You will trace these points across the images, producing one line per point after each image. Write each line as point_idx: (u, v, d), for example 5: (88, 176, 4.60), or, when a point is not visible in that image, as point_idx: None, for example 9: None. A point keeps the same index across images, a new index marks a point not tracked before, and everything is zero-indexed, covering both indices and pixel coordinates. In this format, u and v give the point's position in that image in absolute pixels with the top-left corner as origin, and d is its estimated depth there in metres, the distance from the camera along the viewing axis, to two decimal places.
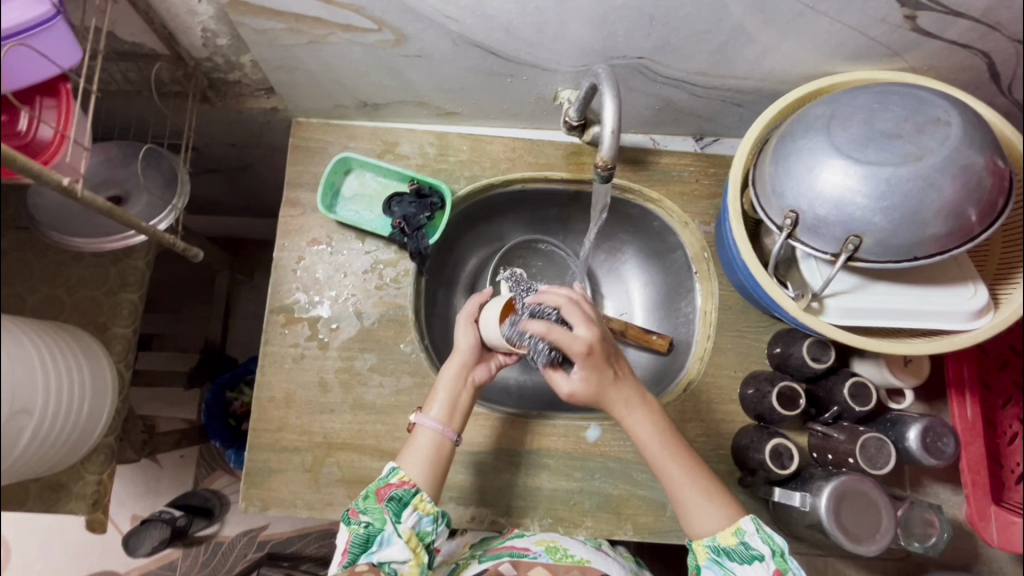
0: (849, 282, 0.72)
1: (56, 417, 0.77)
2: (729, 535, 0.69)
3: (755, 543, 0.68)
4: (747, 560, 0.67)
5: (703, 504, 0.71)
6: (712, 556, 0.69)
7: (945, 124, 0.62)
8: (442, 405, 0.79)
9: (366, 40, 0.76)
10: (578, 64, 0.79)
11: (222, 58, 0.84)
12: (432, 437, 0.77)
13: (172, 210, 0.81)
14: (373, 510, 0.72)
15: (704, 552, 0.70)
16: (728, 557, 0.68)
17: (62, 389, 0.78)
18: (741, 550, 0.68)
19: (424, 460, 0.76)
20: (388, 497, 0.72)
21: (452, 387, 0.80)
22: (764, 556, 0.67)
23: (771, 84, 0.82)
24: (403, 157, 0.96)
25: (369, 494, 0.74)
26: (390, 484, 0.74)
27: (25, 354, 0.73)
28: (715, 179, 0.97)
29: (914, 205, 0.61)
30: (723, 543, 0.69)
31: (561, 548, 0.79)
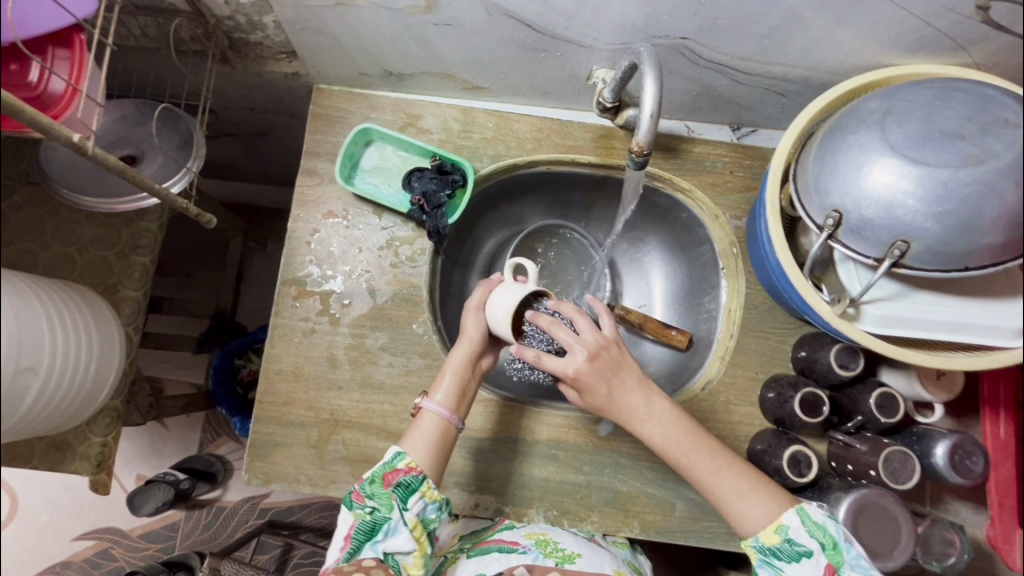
0: (890, 289, 0.68)
1: (62, 378, 0.76)
2: (773, 533, 0.69)
3: (800, 538, 0.68)
4: (794, 557, 0.68)
5: (744, 497, 0.71)
6: (761, 556, 0.70)
7: (1014, 125, 0.56)
8: (449, 391, 0.76)
9: (396, 5, 0.72)
10: (616, 41, 0.74)
11: (244, 18, 0.81)
12: (436, 423, 0.75)
13: (187, 172, 0.79)
14: (379, 495, 0.71)
15: (754, 553, 0.70)
16: (775, 557, 0.69)
17: (70, 349, 0.77)
18: (787, 548, 0.68)
19: (428, 446, 0.74)
20: (395, 484, 0.71)
21: (459, 373, 0.77)
22: (811, 551, 0.68)
23: (820, 74, 0.78)
24: (426, 131, 0.92)
25: (374, 478, 0.73)
26: (397, 469, 0.72)
27: (32, 314, 0.71)
28: (750, 172, 0.93)
29: (971, 211, 0.57)
30: (767, 543, 0.69)
31: (550, 542, 0.82)
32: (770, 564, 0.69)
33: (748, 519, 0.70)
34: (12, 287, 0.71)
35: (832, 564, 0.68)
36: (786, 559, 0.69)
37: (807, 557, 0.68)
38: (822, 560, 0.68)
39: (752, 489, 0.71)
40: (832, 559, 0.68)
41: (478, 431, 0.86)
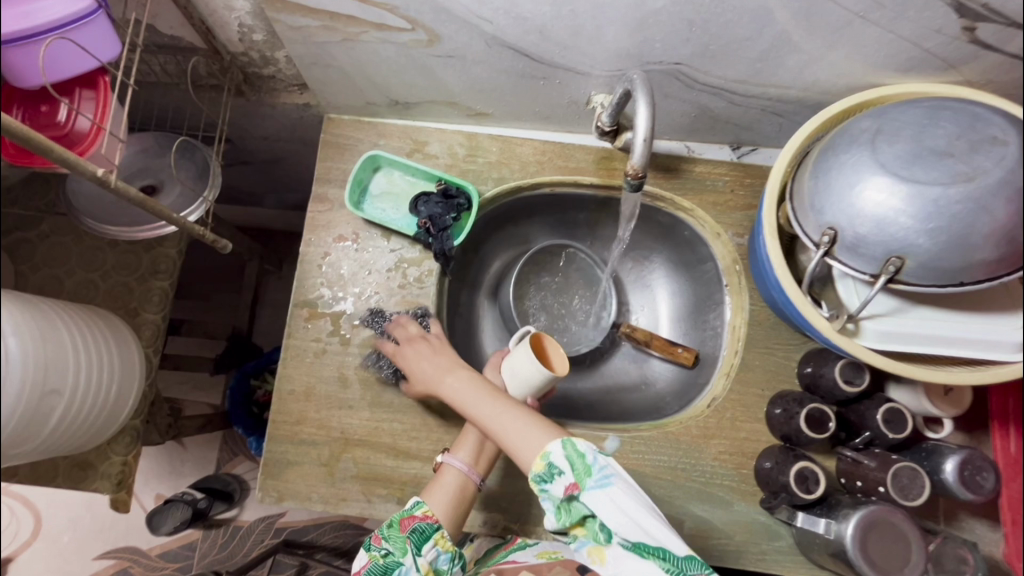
0: (889, 304, 0.69)
1: (84, 400, 0.79)
2: (539, 460, 0.70)
3: (557, 460, 0.69)
4: (551, 478, 0.69)
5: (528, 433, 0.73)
6: (540, 487, 0.70)
7: (1002, 143, 0.57)
8: (469, 448, 0.79)
9: (400, 39, 0.75)
10: (612, 68, 0.77)
11: (257, 53, 0.85)
12: (457, 479, 0.77)
13: (203, 202, 0.82)
14: (395, 539, 0.72)
15: (534, 486, 0.71)
16: (545, 482, 0.70)
17: (92, 372, 0.80)
18: (547, 470, 0.69)
19: (448, 500, 0.76)
20: (411, 529, 0.72)
21: (479, 428, 0.80)
22: (564, 472, 0.69)
23: (814, 94, 0.79)
24: (432, 157, 0.96)
25: (392, 522, 0.74)
26: (414, 516, 0.74)
27: (55, 337, 0.74)
28: (751, 190, 0.94)
29: (963, 227, 0.58)
30: (540, 469, 0.70)
31: (562, 560, 0.80)
32: (546, 492, 0.70)
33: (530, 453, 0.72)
34: (37, 310, 0.74)
35: (577, 482, 0.69)
36: (550, 482, 0.70)
37: (560, 477, 0.69)
38: (568, 482, 0.69)
39: (537, 428, 0.74)
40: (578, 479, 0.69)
41: None
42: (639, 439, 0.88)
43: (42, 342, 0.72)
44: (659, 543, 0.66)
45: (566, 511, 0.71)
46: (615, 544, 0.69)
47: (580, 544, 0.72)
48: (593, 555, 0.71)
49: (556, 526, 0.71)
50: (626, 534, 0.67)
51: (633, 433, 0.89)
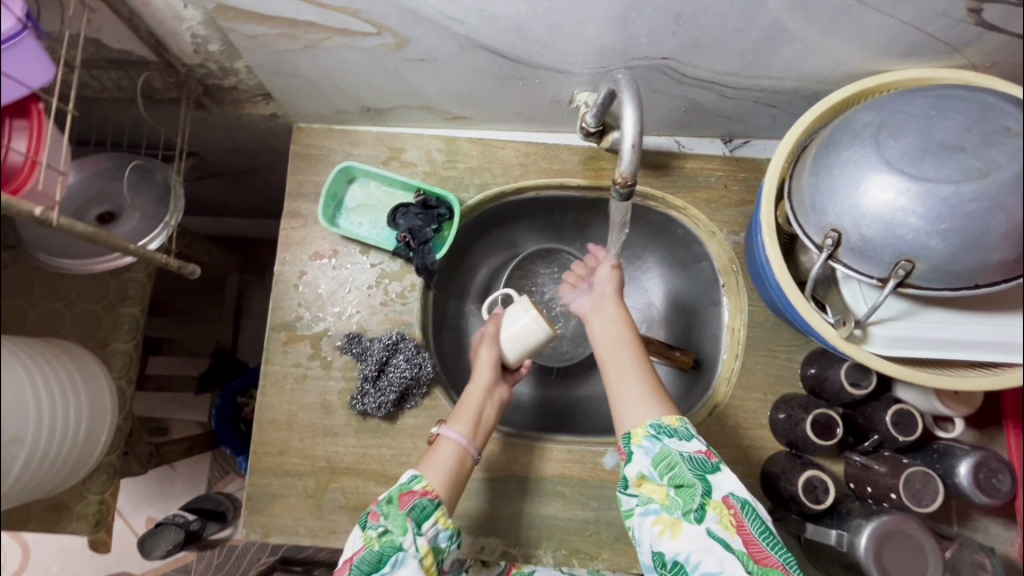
0: (898, 307, 0.65)
1: (53, 443, 0.74)
2: (674, 416, 0.68)
3: (692, 427, 0.67)
4: (686, 437, 0.66)
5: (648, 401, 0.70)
6: (653, 434, 0.66)
7: (1016, 134, 0.53)
8: (467, 419, 0.76)
9: (365, 44, 0.70)
10: (595, 66, 0.72)
11: (215, 65, 0.79)
12: (454, 451, 0.74)
13: (164, 227, 0.76)
14: (393, 517, 0.67)
15: (644, 433, 0.67)
16: (668, 435, 0.66)
17: (60, 413, 0.75)
18: (683, 429, 0.67)
19: (444, 471, 0.72)
20: (410, 505, 0.68)
21: (479, 404, 0.78)
22: (701, 438, 0.67)
23: (810, 84, 0.75)
24: (410, 165, 0.91)
25: (390, 497, 0.70)
26: (412, 491, 0.69)
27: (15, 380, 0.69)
28: (745, 185, 0.90)
29: (977, 227, 0.54)
30: (667, 423, 0.67)
31: None
32: (661, 442, 0.66)
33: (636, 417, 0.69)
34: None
35: (710, 451, 0.66)
36: (677, 438, 0.66)
37: (694, 440, 0.66)
38: (701, 446, 0.66)
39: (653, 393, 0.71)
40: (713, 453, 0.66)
41: (480, 470, 0.84)
42: None
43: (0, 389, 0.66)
44: (762, 531, 0.62)
45: (667, 465, 0.65)
46: (698, 525, 0.62)
47: (645, 513, 0.65)
48: (663, 531, 0.63)
49: (635, 475, 0.66)
50: (729, 524, 0.62)
51: None
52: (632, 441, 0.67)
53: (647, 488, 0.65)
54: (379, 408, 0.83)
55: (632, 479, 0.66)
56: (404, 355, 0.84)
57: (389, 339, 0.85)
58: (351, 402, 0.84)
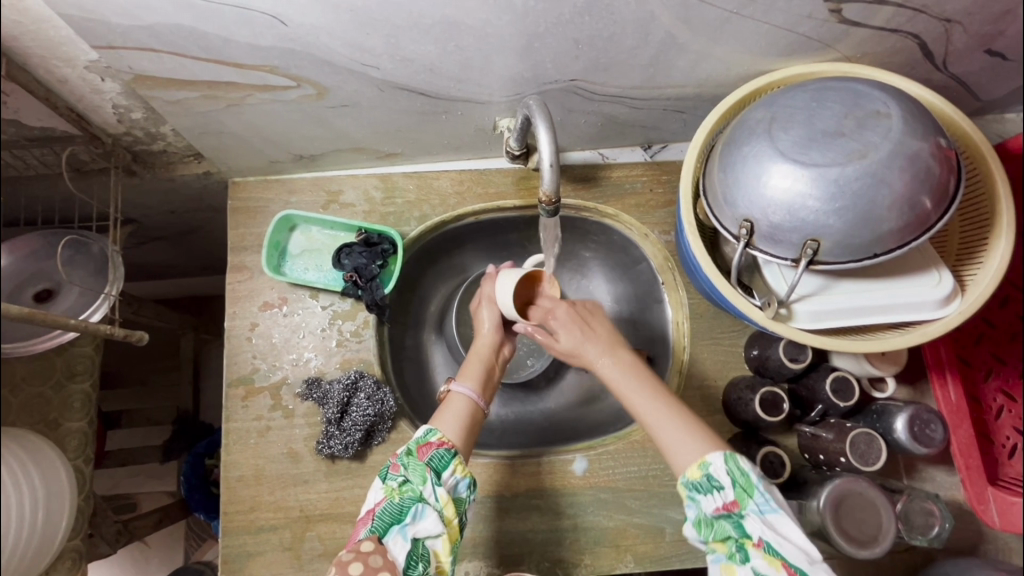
0: (814, 283, 0.69)
1: (21, 534, 0.72)
2: (694, 468, 0.61)
3: (719, 473, 0.60)
4: (709, 492, 0.60)
5: (678, 437, 0.64)
6: (687, 493, 0.62)
7: (884, 117, 0.61)
8: (476, 377, 0.76)
9: (287, 96, 0.72)
10: (510, 94, 0.77)
11: (141, 131, 0.81)
12: (465, 404, 0.72)
13: (106, 298, 0.78)
14: (413, 467, 0.65)
15: (681, 491, 0.63)
16: (696, 492, 0.61)
17: (26, 502, 0.73)
18: (705, 482, 0.61)
19: (456, 422, 0.70)
20: (430, 456, 0.65)
21: (484, 364, 0.77)
22: (724, 486, 0.60)
23: (710, 88, 0.81)
24: (349, 206, 0.93)
25: (409, 449, 0.67)
26: (430, 443, 0.67)
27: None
28: (669, 186, 0.96)
29: (866, 202, 0.59)
30: (692, 478, 0.61)
31: None
32: (693, 501, 0.62)
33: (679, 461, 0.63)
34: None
35: (738, 499, 0.60)
36: (704, 494, 0.61)
37: (719, 493, 0.60)
38: (728, 496, 0.60)
39: (677, 430, 0.64)
40: (740, 497, 0.59)
41: None
42: (606, 455, 0.88)
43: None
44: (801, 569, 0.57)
45: (708, 525, 0.61)
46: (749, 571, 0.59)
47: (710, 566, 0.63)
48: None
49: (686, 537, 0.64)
50: (774, 561, 0.58)
51: (599, 449, 0.88)
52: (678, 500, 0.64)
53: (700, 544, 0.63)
54: (346, 449, 0.83)
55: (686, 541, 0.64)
56: (364, 393, 0.85)
57: (349, 378, 0.86)
58: (317, 447, 0.84)
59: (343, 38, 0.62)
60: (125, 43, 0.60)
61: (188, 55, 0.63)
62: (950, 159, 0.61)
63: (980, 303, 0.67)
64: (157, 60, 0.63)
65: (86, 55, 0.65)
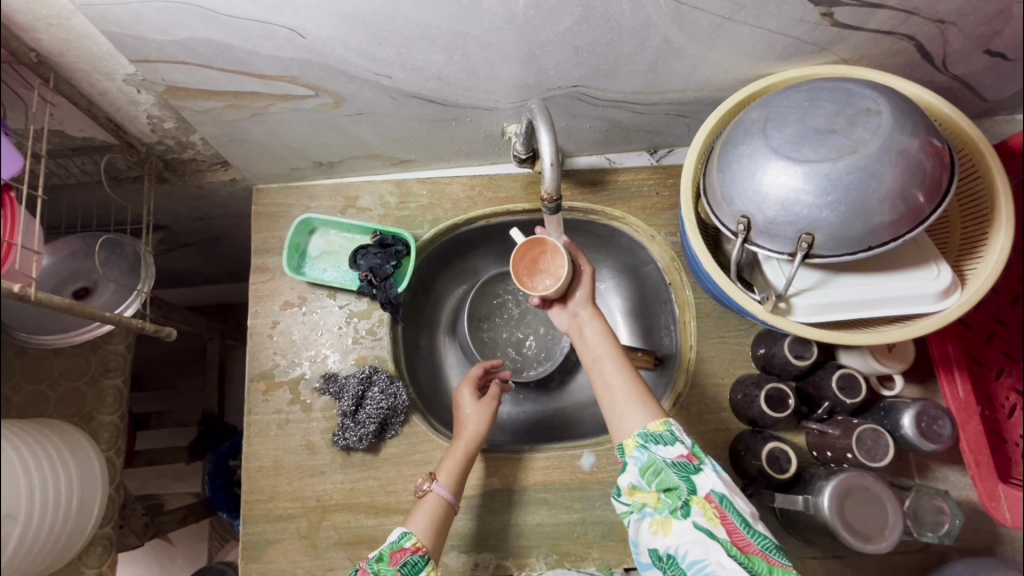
0: (812, 278, 0.71)
1: (58, 517, 0.76)
2: (657, 423, 0.65)
3: (680, 431, 0.64)
4: (670, 442, 0.63)
5: (632, 405, 0.68)
6: (641, 443, 0.64)
7: (875, 114, 0.63)
8: (453, 475, 0.79)
9: (306, 105, 0.77)
10: (516, 100, 0.80)
11: (173, 140, 0.87)
12: (439, 503, 0.76)
13: (139, 295, 0.81)
14: (384, 573, 0.65)
15: (632, 442, 0.64)
16: (654, 442, 0.63)
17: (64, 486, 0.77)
18: (667, 434, 0.64)
19: (427, 523, 0.73)
20: (402, 562, 0.66)
21: (462, 458, 0.81)
22: (682, 440, 0.63)
23: (710, 92, 0.83)
24: (366, 210, 0.97)
25: (380, 555, 0.67)
26: (403, 549, 0.68)
27: (36, 462, 0.71)
28: (675, 189, 0.98)
29: (858, 196, 0.61)
30: (652, 430, 0.64)
31: None
32: (648, 450, 0.63)
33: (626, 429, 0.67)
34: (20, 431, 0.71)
35: (693, 454, 0.63)
36: (663, 444, 0.63)
37: (675, 445, 0.63)
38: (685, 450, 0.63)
39: (642, 400, 0.68)
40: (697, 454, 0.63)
41: (469, 488, 0.87)
42: (614, 450, 0.89)
43: (28, 468, 0.69)
44: (745, 523, 0.59)
45: (655, 472, 0.62)
46: (684, 520, 0.60)
47: (640, 517, 0.62)
48: (655, 528, 0.61)
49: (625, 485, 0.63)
50: (714, 518, 0.59)
51: (607, 445, 0.90)
52: (625, 451, 0.64)
53: (638, 496, 0.62)
54: (361, 441, 0.86)
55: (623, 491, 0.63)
56: (378, 387, 0.89)
57: (363, 373, 0.90)
58: (333, 439, 0.87)
59: (356, 48, 0.67)
60: (158, 56, 0.66)
61: (214, 66, 0.68)
62: (942, 155, 0.63)
63: (979, 297, 0.68)
64: (187, 72, 0.69)
65: (124, 69, 0.70)
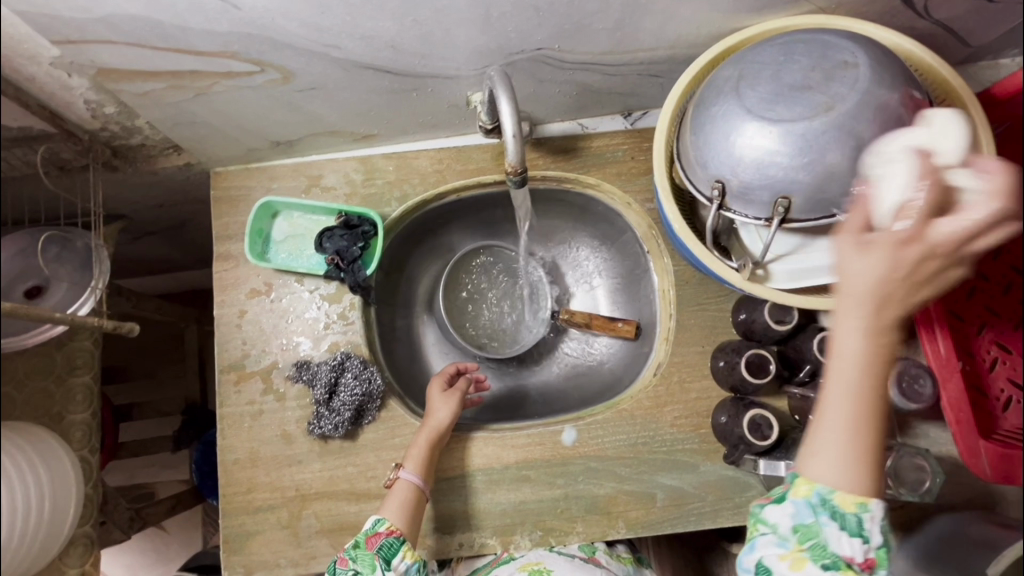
0: (792, 242, 0.70)
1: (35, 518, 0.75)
2: (850, 500, 0.50)
3: (871, 527, 0.51)
4: (852, 534, 0.50)
5: (836, 456, 0.50)
6: (817, 502, 0.51)
7: (853, 67, 0.59)
8: (421, 461, 0.80)
9: (254, 82, 0.72)
10: (478, 66, 0.76)
11: (117, 126, 0.83)
12: (409, 489, 0.78)
13: (93, 292, 0.80)
14: (362, 559, 0.72)
15: (804, 494, 0.51)
16: (833, 518, 0.50)
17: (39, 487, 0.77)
18: (853, 520, 0.50)
19: (402, 510, 0.76)
20: (378, 546, 0.73)
21: (429, 444, 0.82)
22: (870, 541, 0.51)
23: (682, 50, 0.79)
24: (330, 190, 0.93)
25: (358, 542, 0.74)
26: (378, 533, 0.74)
27: (2, 473, 0.68)
28: (651, 153, 0.94)
29: (835, 156, 0.58)
30: (837, 501, 0.50)
31: (545, 570, 0.82)
32: (820, 517, 0.51)
33: (815, 461, 0.52)
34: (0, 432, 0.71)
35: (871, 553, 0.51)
36: (845, 530, 0.50)
37: (858, 537, 0.51)
38: (868, 550, 0.51)
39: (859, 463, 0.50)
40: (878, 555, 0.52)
41: (451, 470, 0.86)
42: (595, 424, 0.88)
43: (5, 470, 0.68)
44: None
45: (809, 536, 0.51)
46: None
47: (776, 543, 0.53)
48: (784, 557, 0.52)
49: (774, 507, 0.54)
50: None
51: (588, 419, 0.89)
52: (792, 490, 0.53)
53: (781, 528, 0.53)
54: (337, 429, 0.85)
55: (767, 513, 0.54)
56: (351, 373, 0.87)
57: (335, 359, 0.87)
58: (309, 428, 0.86)
59: (298, 19, 0.62)
60: (83, 36, 0.61)
61: (147, 45, 0.63)
62: (923, 108, 0.60)
63: None
64: (118, 52, 0.64)
65: (48, 51, 0.66)
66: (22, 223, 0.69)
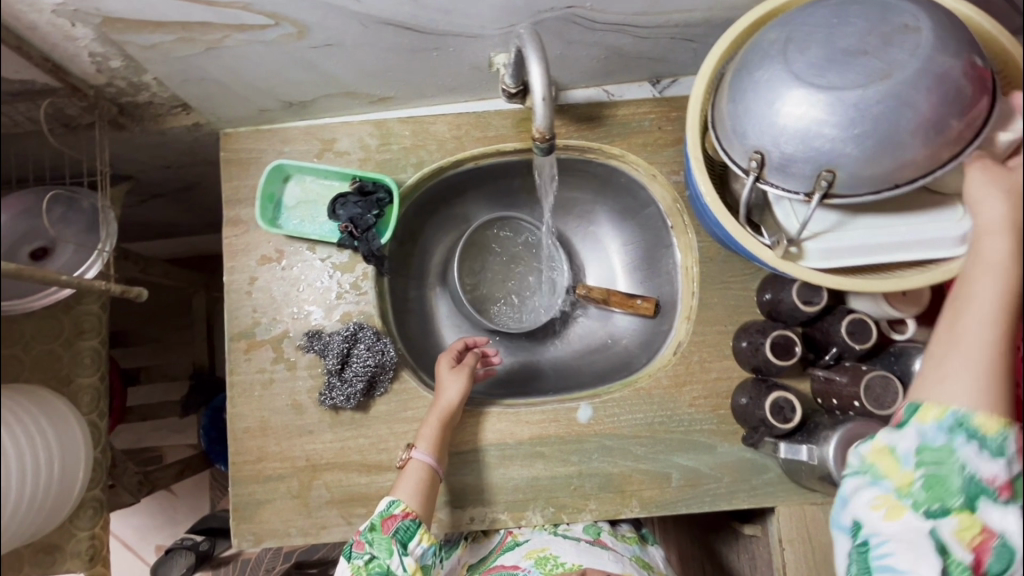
0: (829, 220, 0.66)
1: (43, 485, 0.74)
2: (994, 423, 0.47)
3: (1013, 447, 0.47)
4: (990, 454, 0.47)
5: (969, 373, 0.48)
6: (947, 423, 0.48)
7: (913, 32, 0.55)
8: (433, 440, 0.78)
9: (267, 37, 0.69)
10: (503, 25, 0.72)
11: (124, 82, 0.79)
12: (423, 470, 0.77)
13: (99, 255, 0.77)
14: (378, 542, 0.73)
15: (932, 419, 0.49)
16: (970, 439, 0.47)
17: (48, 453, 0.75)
18: (996, 441, 0.47)
19: (415, 491, 0.75)
20: (394, 530, 0.73)
21: (441, 423, 0.80)
22: (1012, 462, 0.48)
23: (720, 12, 0.74)
24: (343, 154, 0.90)
25: (373, 524, 0.74)
26: (393, 516, 0.73)
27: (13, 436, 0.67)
28: (679, 123, 0.90)
29: (888, 128, 0.55)
30: (981, 424, 0.47)
31: (550, 557, 0.81)
32: (953, 440, 0.48)
33: (943, 380, 0.49)
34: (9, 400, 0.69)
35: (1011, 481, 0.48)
36: (982, 452, 0.48)
37: (991, 461, 0.48)
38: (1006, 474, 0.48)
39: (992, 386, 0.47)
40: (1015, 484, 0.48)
41: (463, 445, 0.85)
42: (611, 402, 0.86)
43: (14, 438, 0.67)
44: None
45: (935, 462, 0.49)
46: (924, 521, 0.49)
47: (870, 484, 0.52)
48: (878, 507, 0.51)
49: (883, 441, 0.52)
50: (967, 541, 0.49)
51: (603, 397, 0.87)
52: (915, 416, 0.50)
53: (886, 462, 0.51)
54: (349, 400, 0.83)
55: (875, 444, 0.53)
56: (364, 344, 0.84)
57: (348, 330, 0.85)
58: (320, 398, 0.84)
59: None
60: None
61: None
62: (985, 78, 0.56)
63: None
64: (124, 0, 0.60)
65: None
66: (26, 182, 0.67)
